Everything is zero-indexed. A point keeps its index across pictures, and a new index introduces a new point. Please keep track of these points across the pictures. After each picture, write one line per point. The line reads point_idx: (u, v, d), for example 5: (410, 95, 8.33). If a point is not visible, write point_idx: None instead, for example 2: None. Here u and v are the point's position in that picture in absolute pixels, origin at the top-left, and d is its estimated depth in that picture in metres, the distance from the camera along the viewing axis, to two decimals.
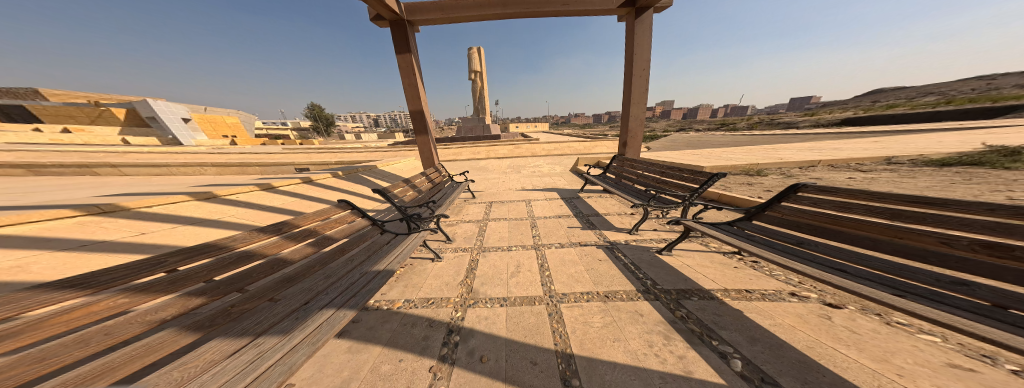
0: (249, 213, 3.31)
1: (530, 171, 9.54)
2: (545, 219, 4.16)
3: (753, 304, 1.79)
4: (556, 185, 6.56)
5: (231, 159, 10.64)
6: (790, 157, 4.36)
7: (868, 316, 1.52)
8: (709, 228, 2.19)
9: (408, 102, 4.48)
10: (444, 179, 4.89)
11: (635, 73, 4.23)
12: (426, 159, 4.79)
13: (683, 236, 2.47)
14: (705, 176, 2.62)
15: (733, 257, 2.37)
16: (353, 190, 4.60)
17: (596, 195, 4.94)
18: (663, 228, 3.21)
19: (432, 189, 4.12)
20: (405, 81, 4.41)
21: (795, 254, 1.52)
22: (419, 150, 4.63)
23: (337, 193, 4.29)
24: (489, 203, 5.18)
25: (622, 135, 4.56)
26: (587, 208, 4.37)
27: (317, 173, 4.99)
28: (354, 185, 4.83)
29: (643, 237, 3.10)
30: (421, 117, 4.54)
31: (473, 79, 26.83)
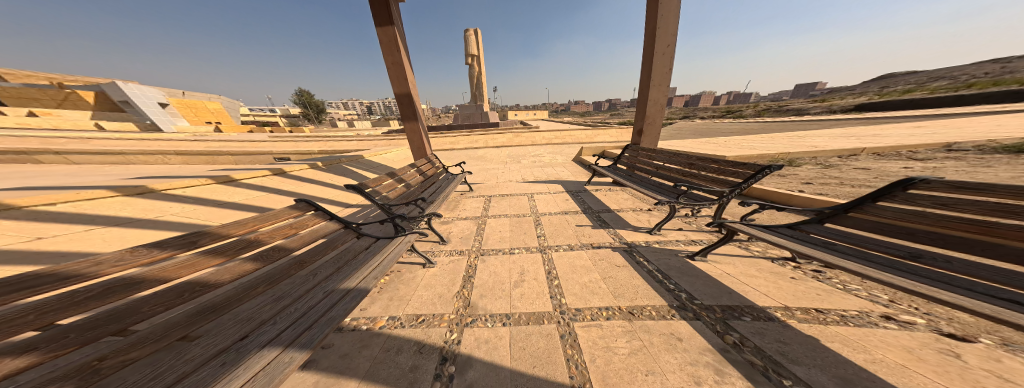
0: (200, 211, 2.61)
1: (531, 161, 9.00)
2: (550, 216, 3.73)
3: (832, 329, 1.42)
4: (560, 176, 6.09)
5: (206, 147, 9.87)
6: (826, 145, 3.92)
7: (1017, 354, 1.13)
8: (760, 230, 1.78)
9: (393, 84, 3.82)
10: (438, 171, 4.38)
11: (657, 50, 3.60)
12: (416, 149, 4.24)
13: (723, 239, 2.06)
14: (751, 169, 2.10)
15: (787, 265, 2.03)
16: (333, 184, 4.08)
17: (605, 189, 4.52)
18: (689, 228, 2.82)
19: (425, 184, 3.63)
20: (388, 59, 3.73)
21: (915, 273, 1.11)
22: (408, 139, 4.06)
23: (314, 187, 3.78)
24: (488, 197, 4.71)
25: (638, 122, 4.02)
26: (597, 203, 3.95)
27: (293, 164, 4.42)
28: (334, 177, 4.29)
29: (666, 239, 2.72)
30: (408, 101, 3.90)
31: (471, 64, 25.34)
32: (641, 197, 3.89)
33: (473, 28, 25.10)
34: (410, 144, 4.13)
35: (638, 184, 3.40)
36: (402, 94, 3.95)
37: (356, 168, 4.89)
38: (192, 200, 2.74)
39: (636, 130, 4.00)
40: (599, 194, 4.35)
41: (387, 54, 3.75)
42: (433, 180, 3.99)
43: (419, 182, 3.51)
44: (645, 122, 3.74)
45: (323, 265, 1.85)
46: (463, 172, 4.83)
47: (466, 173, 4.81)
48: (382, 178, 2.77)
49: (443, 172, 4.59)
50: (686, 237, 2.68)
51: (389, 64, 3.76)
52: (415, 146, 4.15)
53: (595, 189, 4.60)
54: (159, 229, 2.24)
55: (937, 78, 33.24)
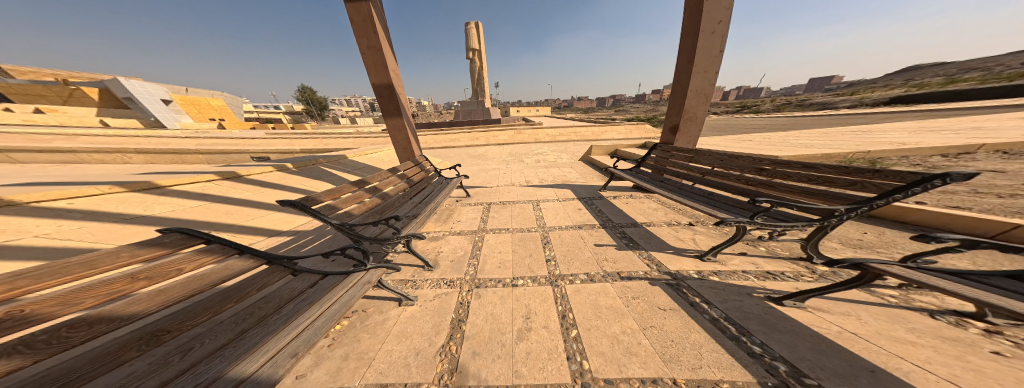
0: (87, 230, 1.98)
1: (535, 160, 8.27)
2: (561, 232, 3.05)
3: None
4: (569, 178, 5.37)
5: (197, 146, 9.55)
6: (917, 144, 3.10)
7: None
8: (947, 279, 1.05)
9: (369, 73, 3.03)
10: (427, 175, 3.67)
11: (703, 30, 2.54)
12: (401, 150, 3.55)
13: (845, 284, 1.33)
14: (898, 180, 1.22)
15: (967, 328, 1.26)
16: (302, 188, 3.45)
17: (626, 196, 3.78)
18: (758, 253, 2.09)
19: (409, 192, 2.94)
20: (361, 42, 2.92)
21: None
22: (389, 139, 3.34)
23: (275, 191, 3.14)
24: (486, 205, 4.04)
25: (670, 117, 3.13)
26: (619, 214, 3.23)
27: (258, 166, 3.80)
28: (306, 181, 3.66)
29: (726, 269, 2.01)
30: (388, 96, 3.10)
31: (472, 58, 24.45)
32: (675, 208, 3.15)
33: (473, 22, 24.19)
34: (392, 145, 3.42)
35: (674, 194, 2.65)
36: (382, 85, 3.17)
37: (335, 169, 4.28)
38: (106, 217, 2.16)
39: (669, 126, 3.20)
40: (619, 202, 3.62)
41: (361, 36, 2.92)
42: (421, 186, 3.29)
43: (399, 191, 2.82)
44: (682, 117, 2.94)
45: (200, 341, 1.05)
46: (458, 176, 4.14)
47: (462, 177, 4.13)
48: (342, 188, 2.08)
49: (434, 176, 3.89)
50: (755, 269, 1.95)
51: (363, 49, 2.95)
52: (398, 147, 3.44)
53: (612, 196, 3.88)
54: (31, 257, 1.64)
55: (971, 68, 31.06)
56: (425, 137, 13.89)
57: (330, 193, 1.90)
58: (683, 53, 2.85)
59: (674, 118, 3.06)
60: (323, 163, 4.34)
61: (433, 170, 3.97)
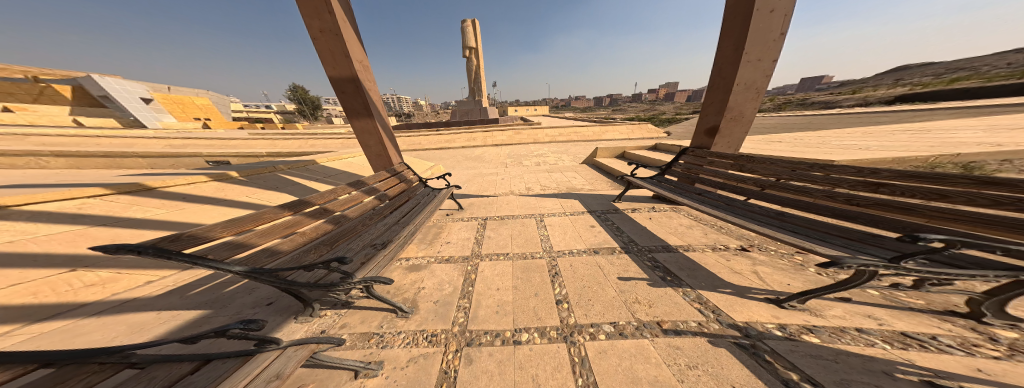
0: None
1: (535, 163, 7.67)
2: (572, 260, 2.51)
3: None
4: (574, 185, 4.80)
5: (168, 147, 8.78)
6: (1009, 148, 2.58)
7: None
8: None
9: (325, 64, 2.26)
10: (409, 185, 3.05)
11: (762, 6, 1.90)
12: (376, 157, 2.88)
13: None
14: None
15: None
16: (251, 202, 2.79)
17: (647, 209, 3.21)
18: (865, 299, 1.48)
19: (380, 210, 2.32)
20: (311, 24, 2.13)
21: None
22: (359, 144, 2.66)
23: (210, 208, 2.48)
24: (481, 220, 3.45)
25: (707, 116, 2.52)
26: (644, 235, 2.66)
27: (198, 173, 3.08)
28: (258, 192, 3.00)
29: (826, 328, 1.33)
30: (352, 92, 2.37)
31: (468, 56, 23.72)
32: (712, 228, 2.59)
33: (468, 19, 23.39)
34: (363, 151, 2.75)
35: (719, 211, 2.08)
36: (344, 79, 2.42)
37: (301, 177, 3.63)
38: None
39: (704, 127, 2.60)
40: (640, 217, 3.05)
41: (306, 14, 2.10)
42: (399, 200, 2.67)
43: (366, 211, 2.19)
44: (727, 117, 2.33)
45: None
46: (448, 185, 3.52)
47: (452, 185, 3.52)
48: (267, 213, 1.46)
49: (418, 185, 3.27)
50: (877, 326, 1.27)
51: (314, 33, 2.16)
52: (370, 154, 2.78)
53: (631, 208, 3.30)
54: None
55: (962, 67, 31.45)
56: (418, 137, 13.19)
57: (235, 224, 1.26)
58: (729, 38, 2.18)
59: (714, 117, 2.44)
60: (287, 171, 3.70)
61: (416, 178, 3.35)
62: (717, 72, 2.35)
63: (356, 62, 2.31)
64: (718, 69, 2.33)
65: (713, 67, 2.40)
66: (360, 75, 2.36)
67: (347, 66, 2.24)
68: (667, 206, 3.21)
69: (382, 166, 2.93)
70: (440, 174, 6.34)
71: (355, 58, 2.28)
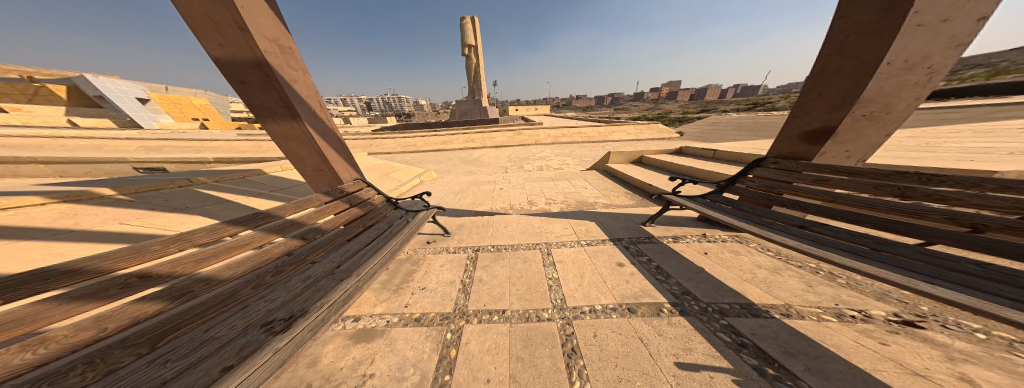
0: None
1: (537, 168, 6.87)
2: (593, 324, 1.72)
3: None
4: (586, 199, 3.97)
5: (139, 150, 8.11)
6: None
7: None
8: None
9: (201, 37, 1.33)
10: (367, 206, 2.24)
11: None
12: (313, 172, 2.02)
13: None
14: None
15: None
16: (131, 230, 1.94)
17: (694, 240, 2.42)
18: None
19: (302, 252, 1.51)
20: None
21: None
22: (284, 156, 1.85)
23: (51, 244, 1.66)
24: (470, 252, 2.65)
25: (810, 115, 1.73)
26: (703, 286, 1.87)
27: (75, 190, 2.27)
28: (154, 218, 2.16)
29: None
30: (260, 85, 1.52)
31: (467, 55, 22.97)
32: (801, 279, 1.77)
33: (467, 16, 22.59)
34: (293, 166, 1.93)
35: (855, 260, 1.20)
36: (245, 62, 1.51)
37: (230, 191, 2.99)
38: None
39: (796, 128, 1.84)
40: (687, 253, 2.25)
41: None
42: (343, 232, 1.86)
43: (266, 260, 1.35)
44: (851, 116, 1.54)
45: None
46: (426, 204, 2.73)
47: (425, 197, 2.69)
48: None
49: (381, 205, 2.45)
50: None
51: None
52: (305, 170, 1.97)
53: (670, 238, 2.50)
54: None
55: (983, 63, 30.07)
56: (412, 137, 12.42)
57: None
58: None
59: (821, 114, 1.67)
60: (214, 184, 3.10)
61: (381, 195, 2.54)
62: (839, 47, 1.52)
63: (264, 40, 1.43)
64: (842, 43, 1.50)
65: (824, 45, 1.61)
66: (274, 60, 1.50)
67: (246, 46, 1.38)
68: (720, 236, 2.40)
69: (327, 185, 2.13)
70: (428, 182, 5.54)
71: (261, 35, 1.40)
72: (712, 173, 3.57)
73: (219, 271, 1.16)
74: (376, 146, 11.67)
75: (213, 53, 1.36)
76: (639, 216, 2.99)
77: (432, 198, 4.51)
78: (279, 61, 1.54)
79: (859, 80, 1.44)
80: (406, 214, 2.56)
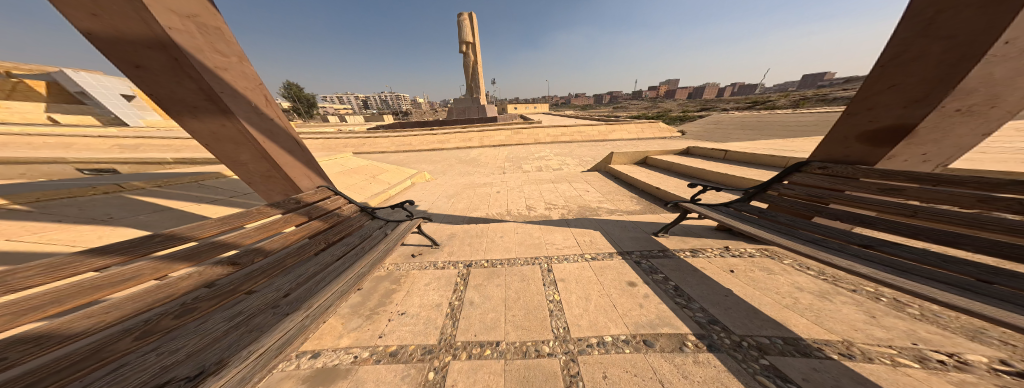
0: None
1: (536, 169, 6.55)
2: (603, 363, 1.40)
3: None
4: (589, 204, 3.67)
5: (114, 150, 7.64)
6: None
7: None
8: None
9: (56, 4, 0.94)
10: (335, 217, 1.90)
11: None
12: (261, 179, 1.71)
13: None
14: None
15: None
16: (29, 246, 1.56)
17: (716, 254, 2.11)
18: None
19: (229, 283, 1.18)
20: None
21: None
22: (220, 161, 1.52)
23: None
24: (462, 268, 2.34)
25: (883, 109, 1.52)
26: (734, 313, 1.53)
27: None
28: (65, 231, 1.76)
29: None
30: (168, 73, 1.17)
31: (466, 52, 22.45)
32: (855, 307, 1.47)
33: (467, 12, 22.01)
34: (234, 172, 1.61)
35: (947, 291, 0.88)
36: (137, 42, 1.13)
37: (174, 196, 2.64)
38: None
39: (857, 126, 1.65)
40: (710, 270, 1.94)
41: None
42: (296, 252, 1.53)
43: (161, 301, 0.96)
44: (938, 110, 1.33)
45: None
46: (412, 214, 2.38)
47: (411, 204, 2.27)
48: None
49: (353, 215, 2.11)
50: None
51: None
52: (251, 177, 1.66)
53: (687, 251, 2.20)
54: None
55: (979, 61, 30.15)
56: (407, 136, 12.01)
57: None
58: None
59: (894, 110, 1.48)
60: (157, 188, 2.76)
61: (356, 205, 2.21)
62: (924, 27, 1.30)
63: (166, 11, 1.07)
64: (930, 22, 1.28)
65: (901, 25, 1.40)
66: (184, 41, 1.15)
67: (138, 21, 1.03)
68: (745, 251, 2.11)
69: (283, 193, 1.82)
70: (420, 184, 5.21)
71: (163, 6, 1.05)
72: (727, 176, 3.28)
73: (63, 325, 0.76)
74: (370, 145, 11.27)
75: (85, 27, 0.99)
76: (650, 224, 2.69)
77: (423, 202, 4.17)
78: (195, 43, 1.20)
79: (954, 68, 1.23)
80: (386, 226, 2.22)
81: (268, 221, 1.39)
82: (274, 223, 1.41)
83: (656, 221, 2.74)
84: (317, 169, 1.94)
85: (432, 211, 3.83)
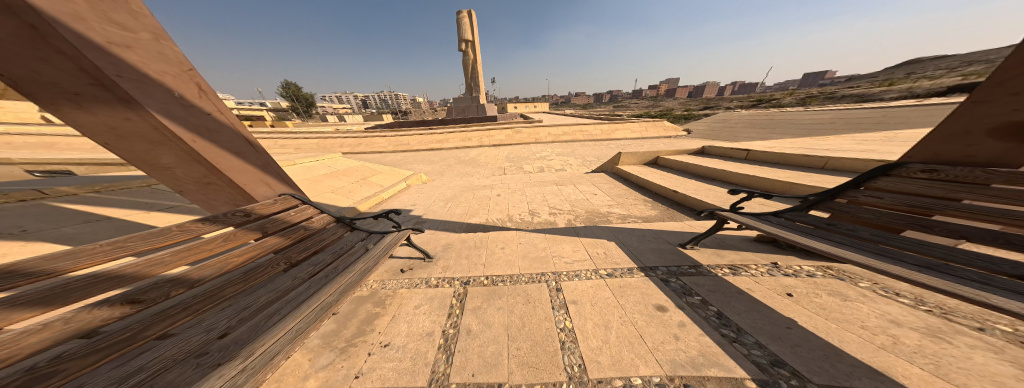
0: None
1: (538, 170, 6.23)
2: None
3: None
4: (599, 209, 3.35)
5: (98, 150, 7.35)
6: None
7: None
8: None
9: None
10: (300, 232, 1.57)
11: None
12: (196, 185, 1.39)
13: None
14: None
15: None
16: None
17: (763, 273, 1.73)
18: None
19: (121, 329, 0.84)
20: None
21: None
22: (134, 165, 1.20)
23: None
24: (458, 287, 2.03)
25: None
26: (806, 352, 1.14)
27: None
28: None
29: None
30: (26, 49, 0.84)
31: (464, 50, 22.01)
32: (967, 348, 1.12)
33: (467, 9, 21.64)
34: (157, 179, 1.29)
35: None
36: None
37: (101, 202, 2.31)
38: None
39: (983, 122, 1.35)
40: (760, 294, 1.54)
41: None
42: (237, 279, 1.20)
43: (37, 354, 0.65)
44: None
45: None
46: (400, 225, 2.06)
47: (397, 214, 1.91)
48: None
49: (326, 228, 1.79)
50: None
51: None
52: (181, 183, 1.35)
53: (725, 268, 1.82)
54: None
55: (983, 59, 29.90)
56: (405, 135, 11.69)
57: None
58: None
59: None
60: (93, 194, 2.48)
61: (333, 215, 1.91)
62: None
63: None
64: None
65: None
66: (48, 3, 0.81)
67: None
68: (801, 268, 1.71)
69: (228, 201, 1.52)
70: (416, 186, 4.89)
71: None
72: (753, 178, 2.95)
73: None
74: (367, 145, 10.96)
75: None
76: (672, 234, 2.36)
77: (417, 206, 3.85)
78: (71, 8, 0.86)
79: None
80: (367, 240, 1.88)
81: (202, 241, 1.08)
82: (209, 243, 1.09)
83: (679, 230, 2.40)
84: (273, 172, 1.64)
85: (427, 216, 3.51)
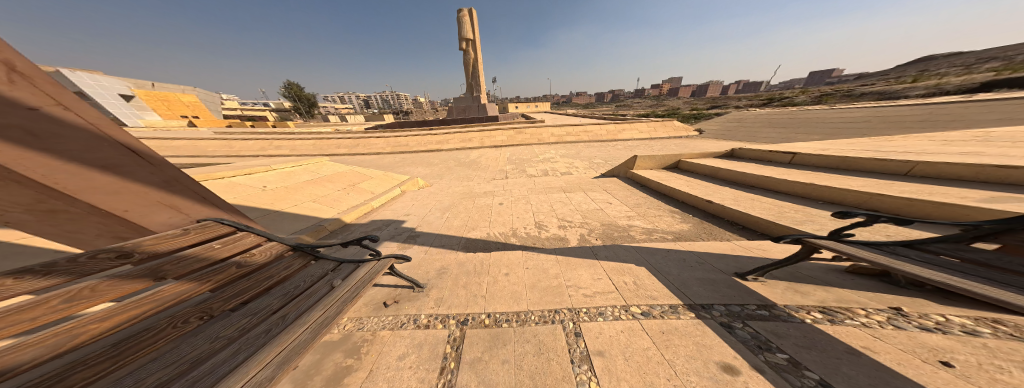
0: None
1: (543, 173, 5.81)
2: None
3: None
4: (616, 222, 2.92)
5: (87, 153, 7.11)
6: None
7: None
8: None
9: None
10: (230, 270, 1.16)
11: None
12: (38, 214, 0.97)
13: None
14: None
15: None
16: None
17: (880, 322, 1.19)
18: None
19: None
20: None
21: None
22: None
23: None
24: (454, 329, 1.60)
25: None
26: None
27: None
28: None
29: None
30: None
31: (465, 48, 21.61)
32: None
33: (468, 7, 21.24)
34: None
35: None
36: None
37: None
38: None
39: None
40: (890, 358, 1.00)
41: None
42: (102, 353, 0.72)
43: None
44: None
45: None
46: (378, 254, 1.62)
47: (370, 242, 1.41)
48: None
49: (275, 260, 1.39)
50: None
51: None
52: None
53: (815, 313, 1.32)
54: None
55: (998, 54, 29.04)
56: (404, 136, 11.34)
57: None
58: None
59: None
60: None
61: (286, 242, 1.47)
62: None
63: None
64: None
65: None
66: None
67: None
68: (946, 319, 1.14)
69: (103, 231, 1.11)
70: (411, 192, 4.51)
71: None
72: (805, 187, 2.48)
73: None
74: (364, 146, 10.63)
75: None
76: (718, 259, 1.91)
77: (411, 217, 3.45)
78: None
79: None
80: (333, 274, 1.44)
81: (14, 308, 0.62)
82: (29, 310, 0.64)
83: (726, 253, 1.95)
84: (187, 192, 1.28)
85: (421, 229, 3.11)
